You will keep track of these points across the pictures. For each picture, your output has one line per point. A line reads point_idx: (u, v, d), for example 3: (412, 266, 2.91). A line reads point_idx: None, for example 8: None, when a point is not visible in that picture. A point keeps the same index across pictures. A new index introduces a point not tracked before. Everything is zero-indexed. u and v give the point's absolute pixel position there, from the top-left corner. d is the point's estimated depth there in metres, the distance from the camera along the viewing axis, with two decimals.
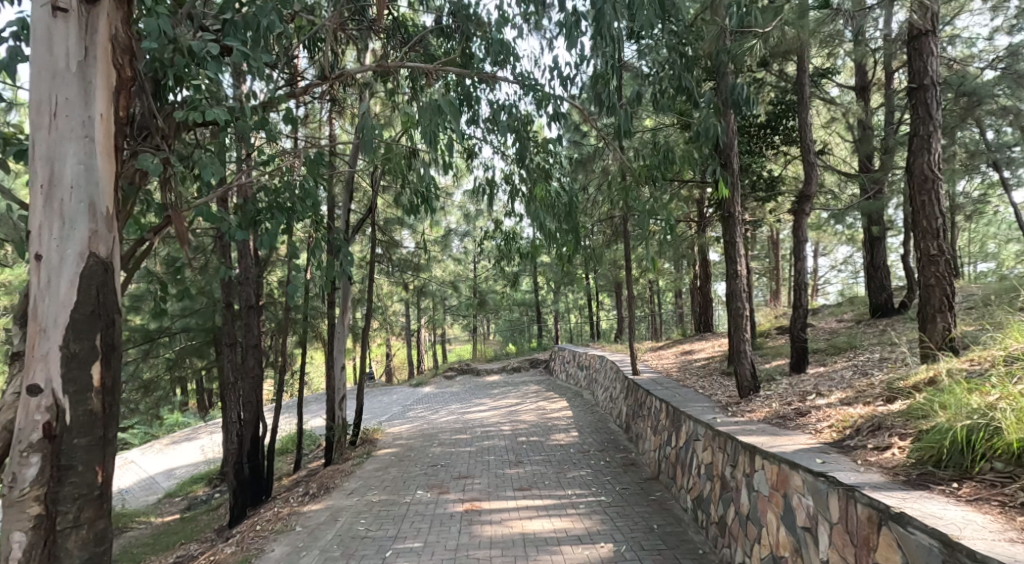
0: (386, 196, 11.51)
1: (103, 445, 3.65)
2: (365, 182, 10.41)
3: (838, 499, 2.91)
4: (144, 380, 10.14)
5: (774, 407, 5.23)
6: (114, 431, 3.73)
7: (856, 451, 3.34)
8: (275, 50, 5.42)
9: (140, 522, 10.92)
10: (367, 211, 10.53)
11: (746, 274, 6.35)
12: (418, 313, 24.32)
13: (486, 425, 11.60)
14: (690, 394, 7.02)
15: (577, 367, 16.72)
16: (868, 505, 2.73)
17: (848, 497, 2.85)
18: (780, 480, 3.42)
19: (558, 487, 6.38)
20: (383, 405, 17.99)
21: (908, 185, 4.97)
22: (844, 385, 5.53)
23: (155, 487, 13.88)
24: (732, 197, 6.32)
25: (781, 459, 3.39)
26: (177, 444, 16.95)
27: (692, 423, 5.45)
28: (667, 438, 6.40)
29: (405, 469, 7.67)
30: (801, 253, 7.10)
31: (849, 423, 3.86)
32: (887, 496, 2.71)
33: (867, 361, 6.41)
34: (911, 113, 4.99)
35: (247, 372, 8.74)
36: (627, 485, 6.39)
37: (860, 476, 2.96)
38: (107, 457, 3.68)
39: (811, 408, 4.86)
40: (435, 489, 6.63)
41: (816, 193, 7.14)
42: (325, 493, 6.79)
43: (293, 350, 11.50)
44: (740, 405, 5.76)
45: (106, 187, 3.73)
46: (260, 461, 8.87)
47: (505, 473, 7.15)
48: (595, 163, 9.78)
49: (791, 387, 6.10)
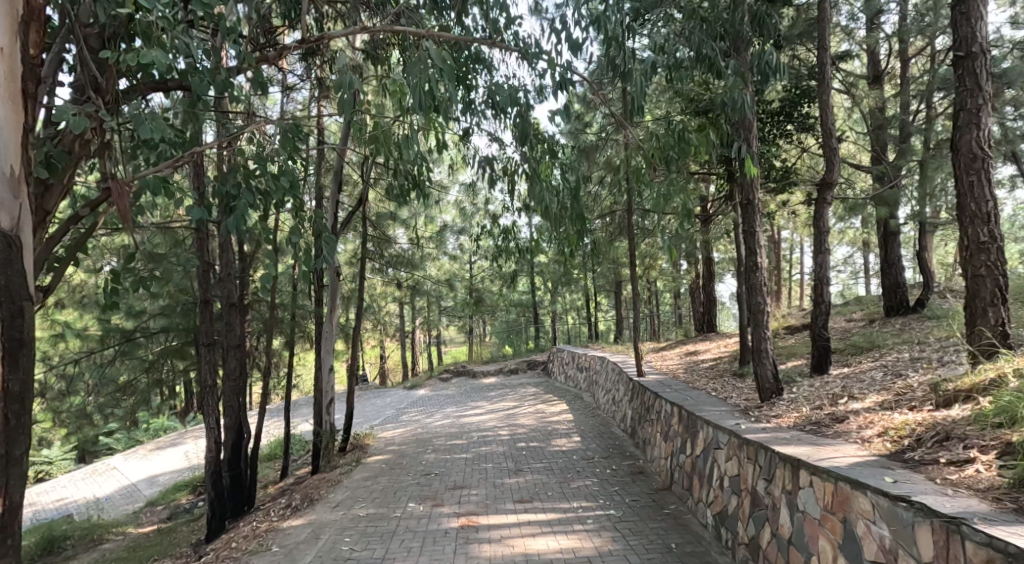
0: (377, 190, 10.99)
1: (6, 466, 3.51)
2: (354, 173, 9.88)
3: (933, 533, 2.42)
4: (120, 383, 9.59)
5: (804, 412, 4.73)
6: (19, 451, 3.59)
7: (928, 467, 2.86)
8: (251, 15, 4.90)
9: (117, 533, 10.37)
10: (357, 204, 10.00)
11: (766, 266, 5.84)
12: (413, 315, 23.78)
13: (483, 430, 11.08)
14: (704, 398, 6.52)
15: (576, 369, 16.18)
16: (983, 544, 2.23)
17: (950, 531, 2.36)
18: (836, 502, 2.93)
19: (561, 499, 5.87)
20: (377, 408, 17.44)
21: (954, 164, 4.48)
22: (877, 388, 5.04)
23: (137, 495, 13.31)
24: (753, 180, 5.80)
25: (840, 476, 2.90)
26: (162, 451, 16.37)
27: (712, 429, 4.96)
28: (680, 445, 5.90)
29: (396, 479, 7.14)
30: (822, 245, 6.60)
31: (905, 432, 3.38)
32: (1007, 532, 2.21)
33: (897, 360, 5.92)
34: (955, 84, 4.51)
35: (229, 375, 8.25)
36: (637, 496, 5.88)
37: (956, 503, 2.47)
38: (11, 482, 3.56)
39: (848, 413, 4.36)
40: (428, 502, 6.09)
41: (838, 181, 6.62)
42: (308, 506, 6.27)
43: (280, 352, 10.96)
44: (763, 409, 5.27)
45: (12, 140, 3.63)
46: (243, 467, 8.43)
47: (504, 483, 6.62)
48: (597, 153, 9.26)
49: (817, 389, 5.61)
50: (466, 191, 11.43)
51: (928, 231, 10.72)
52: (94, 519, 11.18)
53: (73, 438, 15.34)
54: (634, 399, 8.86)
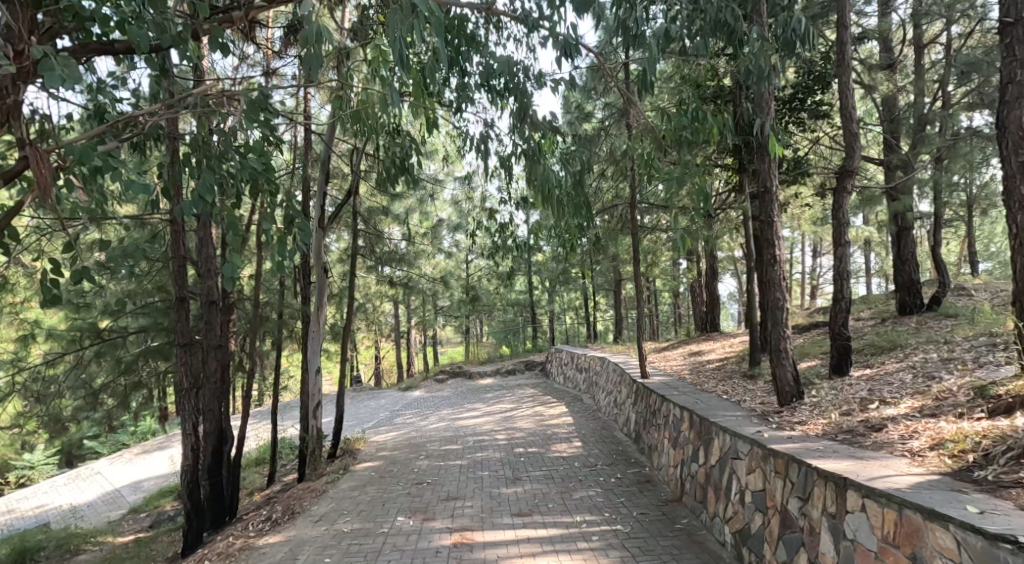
0: (368, 183, 10.50)
1: None
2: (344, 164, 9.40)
3: None
4: (97, 386, 9.09)
5: (832, 418, 4.28)
6: None
7: (1013, 492, 2.61)
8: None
9: (95, 543, 9.89)
10: (347, 197, 9.52)
11: (785, 259, 5.37)
12: (407, 314, 23.30)
13: (478, 434, 10.62)
14: (716, 402, 6.07)
15: (575, 370, 15.71)
16: None
17: None
18: (907, 535, 2.61)
19: (563, 512, 5.42)
20: (370, 411, 16.94)
21: (1002, 142, 4.43)
22: (909, 390, 4.61)
23: (120, 502, 12.82)
24: (768, 163, 5.39)
25: (914, 506, 2.59)
26: (148, 456, 15.85)
27: (730, 436, 4.50)
28: (692, 453, 5.46)
29: (385, 489, 6.69)
30: (842, 237, 6.16)
31: (965, 448, 3.04)
32: None
33: (924, 361, 5.49)
34: (1004, 56, 4.43)
35: (208, 377, 7.82)
36: (646, 508, 5.43)
37: None
38: None
39: (882, 420, 3.93)
40: (418, 516, 5.62)
41: (858, 168, 6.17)
42: (289, 521, 5.82)
43: (267, 353, 10.49)
44: (784, 414, 4.83)
45: None
46: (225, 475, 8.01)
47: (502, 494, 6.16)
48: (599, 143, 8.79)
49: (841, 392, 5.17)
50: (461, 184, 10.94)
51: (943, 226, 10.26)
52: (72, 528, 10.69)
53: (56, 442, 14.83)
54: (638, 401, 8.41)
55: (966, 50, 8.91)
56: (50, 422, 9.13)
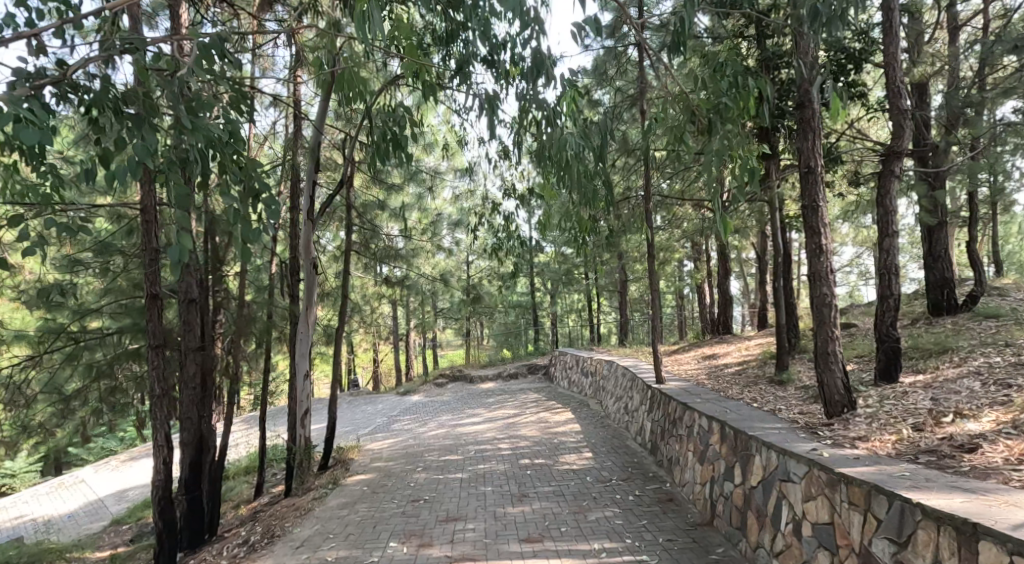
0: (363, 175, 9.88)
1: None
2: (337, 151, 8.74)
3: None
4: (69, 392, 8.42)
5: (901, 435, 3.62)
6: None
7: None
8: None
9: (70, 560, 9.24)
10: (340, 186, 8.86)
11: (833, 250, 4.72)
12: (406, 316, 22.61)
13: (480, 443, 9.96)
14: (748, 412, 5.43)
15: (581, 374, 15.04)
16: None
17: None
18: None
19: (578, 538, 4.77)
20: (367, 416, 16.26)
21: None
22: (985, 400, 3.97)
23: (103, 513, 12.16)
24: (811, 146, 4.77)
25: None
26: (136, 464, 15.17)
27: (777, 454, 3.87)
28: (724, 471, 4.82)
29: (377, 506, 6.04)
30: (889, 228, 5.53)
31: None
32: None
33: (989, 366, 4.84)
34: None
35: (187, 381, 7.26)
36: (672, 533, 4.79)
37: None
38: None
39: (970, 439, 3.28)
40: (413, 541, 4.96)
41: (907, 151, 5.55)
42: (267, 547, 5.18)
43: (255, 356, 9.84)
44: (837, 427, 4.18)
45: None
46: (203, 488, 7.49)
47: (507, 514, 5.52)
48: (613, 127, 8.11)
49: (898, 402, 4.54)
50: (462, 177, 10.30)
51: (977, 220, 9.61)
52: (46, 543, 10.02)
53: (39, 450, 14.17)
54: (654, 409, 7.76)
55: (1010, 27, 8.21)
56: (19, 431, 8.46)
